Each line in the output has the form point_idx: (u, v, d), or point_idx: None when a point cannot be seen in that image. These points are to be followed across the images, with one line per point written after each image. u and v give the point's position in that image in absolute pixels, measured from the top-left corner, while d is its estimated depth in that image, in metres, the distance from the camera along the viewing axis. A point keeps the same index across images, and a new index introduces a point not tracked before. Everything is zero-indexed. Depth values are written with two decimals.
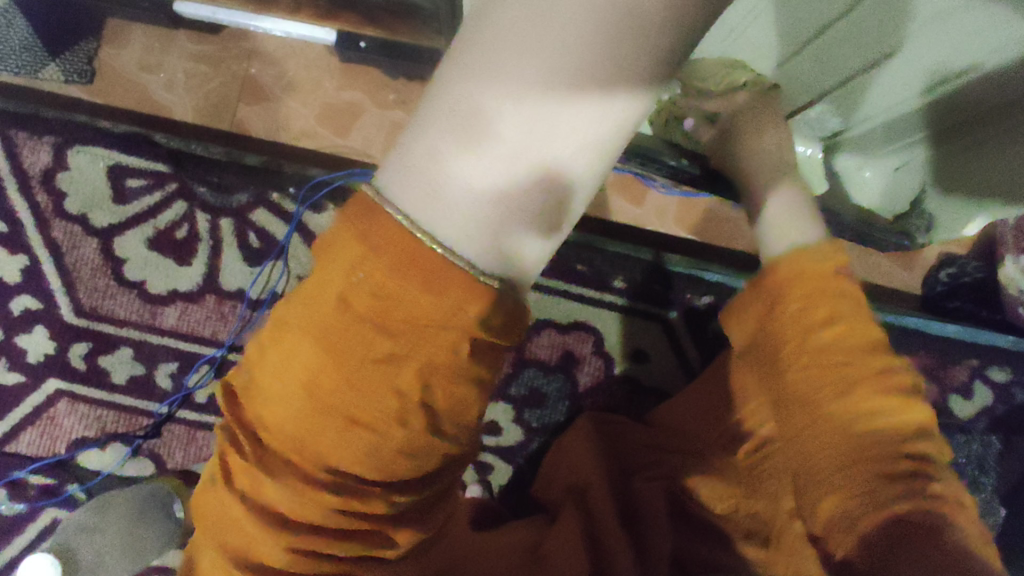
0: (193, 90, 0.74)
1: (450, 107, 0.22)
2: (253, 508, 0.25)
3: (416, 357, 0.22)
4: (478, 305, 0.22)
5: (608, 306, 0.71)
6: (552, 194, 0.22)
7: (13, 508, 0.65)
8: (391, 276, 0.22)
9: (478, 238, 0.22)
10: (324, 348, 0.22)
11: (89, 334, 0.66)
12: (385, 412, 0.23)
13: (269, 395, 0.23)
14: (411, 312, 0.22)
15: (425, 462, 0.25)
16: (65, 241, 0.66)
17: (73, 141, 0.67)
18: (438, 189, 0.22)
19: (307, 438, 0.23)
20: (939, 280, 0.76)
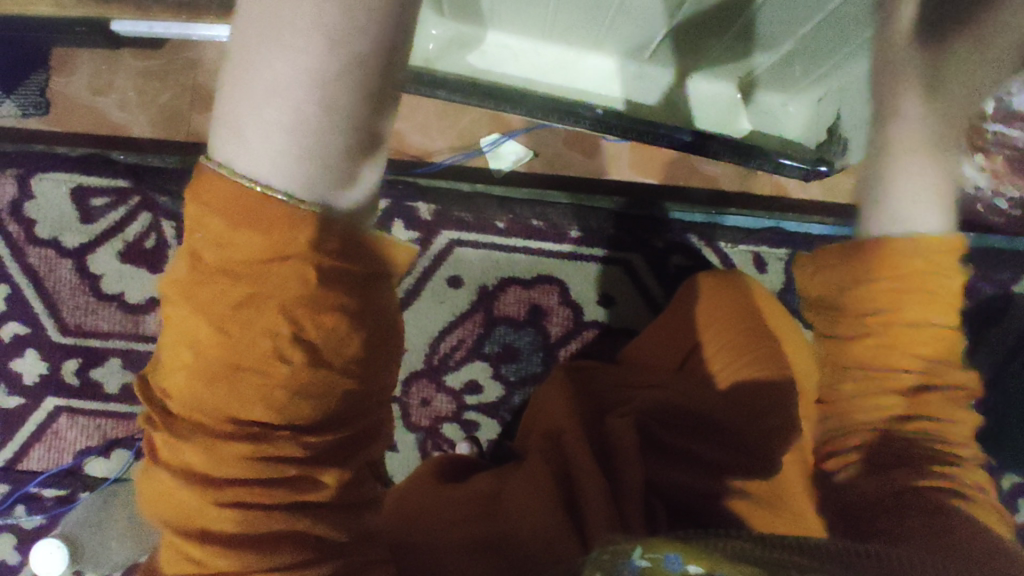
0: (146, 106, 0.77)
1: (234, 72, 0.23)
2: (175, 476, 0.27)
3: (271, 294, 0.25)
4: (314, 237, 0.25)
5: (569, 256, 0.73)
6: (347, 120, 0.23)
7: (31, 520, 0.68)
8: (226, 222, 0.25)
9: (288, 173, 0.24)
10: (198, 311, 0.26)
11: (78, 350, 0.70)
12: (260, 355, 0.26)
13: (167, 363, 0.27)
14: (252, 256, 0.25)
15: (322, 394, 0.27)
16: (41, 265, 0.69)
17: (34, 170, 0.69)
18: (243, 141, 0.24)
19: (203, 391, 0.26)
20: None
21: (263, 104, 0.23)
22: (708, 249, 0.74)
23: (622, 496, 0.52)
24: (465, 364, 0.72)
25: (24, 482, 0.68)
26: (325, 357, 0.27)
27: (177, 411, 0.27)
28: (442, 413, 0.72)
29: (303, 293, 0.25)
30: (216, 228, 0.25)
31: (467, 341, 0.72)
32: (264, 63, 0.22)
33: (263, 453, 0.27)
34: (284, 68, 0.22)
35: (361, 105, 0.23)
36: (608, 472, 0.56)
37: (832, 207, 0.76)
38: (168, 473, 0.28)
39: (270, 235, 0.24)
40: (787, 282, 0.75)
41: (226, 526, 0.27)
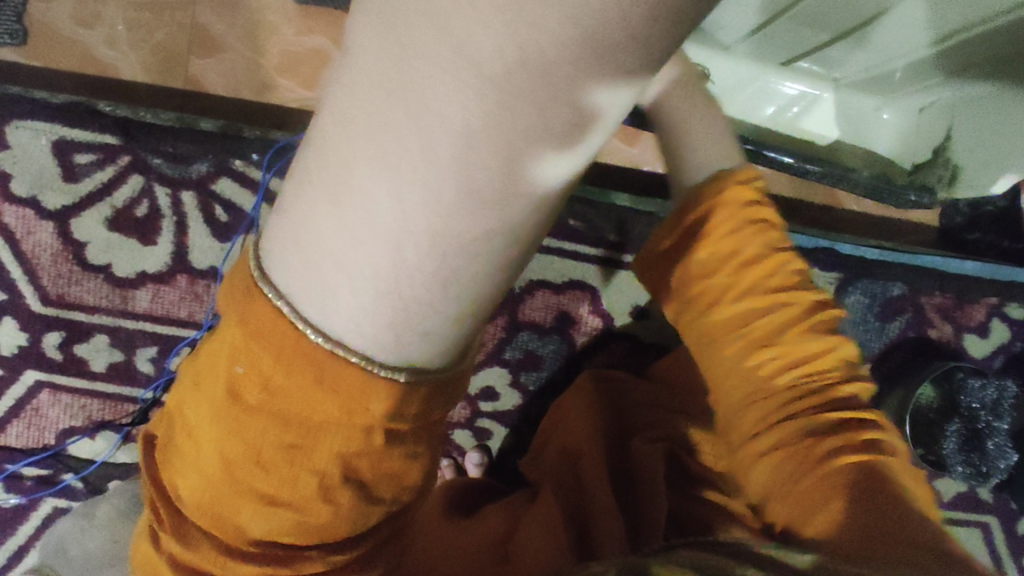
0: (138, 44, 0.67)
1: (317, 227, 0.20)
2: (182, 574, 0.25)
3: (322, 438, 0.23)
4: (391, 398, 0.22)
5: (604, 261, 0.66)
6: (456, 284, 0.20)
7: (12, 500, 0.64)
8: (278, 366, 0.22)
9: (373, 331, 0.21)
10: (230, 434, 0.23)
11: (61, 323, 0.63)
12: (304, 494, 0.23)
13: (182, 467, 0.24)
14: (307, 405, 0.22)
15: (364, 524, 0.26)
16: (19, 226, 0.62)
17: (10, 116, 0.61)
18: (320, 302, 0.21)
19: (227, 512, 0.24)
20: (958, 212, 0.71)
21: (355, 274, 0.20)
22: None
23: (639, 530, 0.49)
24: (484, 369, 0.66)
25: (2, 460, 0.64)
26: (374, 494, 0.25)
27: (192, 511, 0.25)
28: (454, 419, 0.67)
29: (363, 443, 0.23)
30: (264, 360, 0.22)
31: (488, 345, 0.66)
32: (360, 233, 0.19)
33: (285, 574, 0.25)
34: (391, 224, 0.19)
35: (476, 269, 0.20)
36: (628, 500, 0.53)
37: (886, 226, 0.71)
38: (172, 566, 0.26)
39: (336, 384, 0.22)
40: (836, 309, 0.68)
41: None
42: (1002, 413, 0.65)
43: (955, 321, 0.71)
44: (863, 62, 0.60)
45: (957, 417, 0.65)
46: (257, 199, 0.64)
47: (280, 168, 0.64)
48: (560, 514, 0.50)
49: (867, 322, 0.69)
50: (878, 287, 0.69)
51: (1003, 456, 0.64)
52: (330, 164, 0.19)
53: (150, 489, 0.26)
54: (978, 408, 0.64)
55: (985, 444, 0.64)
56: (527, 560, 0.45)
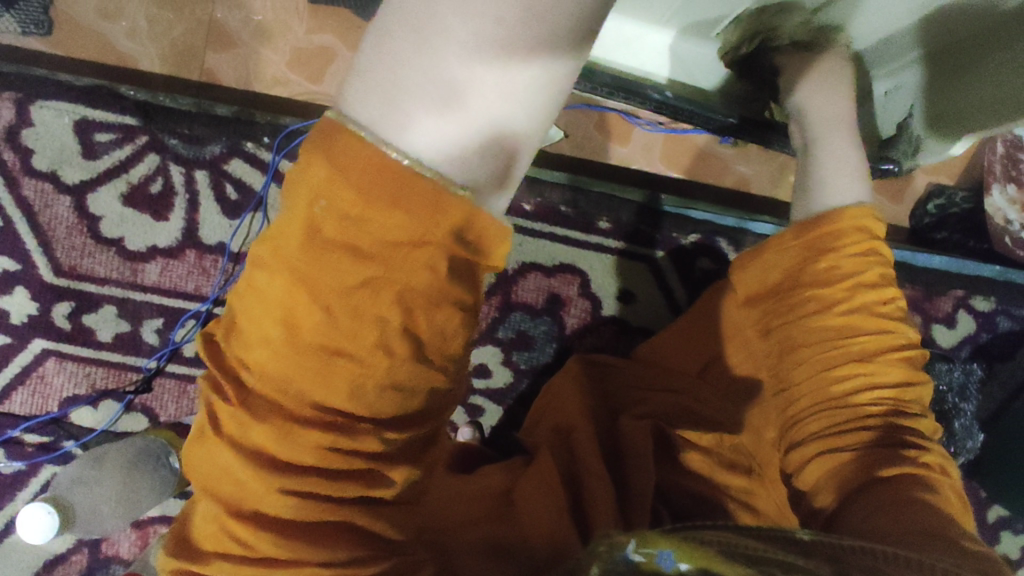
0: (158, 38, 0.68)
1: (396, 55, 0.25)
2: (242, 455, 0.29)
3: (391, 279, 0.26)
4: (460, 220, 0.25)
5: (595, 247, 0.70)
6: (514, 99, 0.25)
7: (12, 465, 0.66)
8: (358, 195, 0.25)
9: (443, 149, 0.25)
10: (301, 284, 0.26)
11: (71, 294, 0.66)
12: (365, 345, 0.26)
13: (249, 338, 0.27)
14: (386, 233, 0.25)
15: (414, 393, 0.29)
16: (37, 199, 0.65)
17: (34, 95, 0.64)
18: (390, 120, 0.25)
19: (290, 376, 0.27)
20: (927, 213, 0.75)
21: (427, 89, 0.25)
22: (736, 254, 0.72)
23: (628, 497, 0.51)
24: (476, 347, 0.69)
25: (3, 426, 0.65)
26: (427, 355, 0.28)
27: (253, 390, 0.28)
28: None
29: (431, 280, 0.26)
30: (348, 196, 0.25)
31: (482, 324, 0.69)
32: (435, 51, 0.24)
33: (343, 443, 0.28)
34: (466, 38, 0.24)
35: (531, 87, 0.25)
36: (618, 469, 0.54)
37: None
38: (232, 450, 0.29)
39: (413, 211, 0.25)
40: None
41: (284, 511, 0.29)
42: (968, 396, 0.69)
43: (924, 311, 0.75)
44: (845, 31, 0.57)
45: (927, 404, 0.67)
46: (266, 178, 0.67)
47: (288, 151, 0.68)
48: (556, 475, 0.51)
49: None
50: None
51: (969, 437, 0.68)
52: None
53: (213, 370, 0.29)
54: (947, 391, 0.67)
55: (953, 424, 0.67)
56: (529, 522, 0.47)
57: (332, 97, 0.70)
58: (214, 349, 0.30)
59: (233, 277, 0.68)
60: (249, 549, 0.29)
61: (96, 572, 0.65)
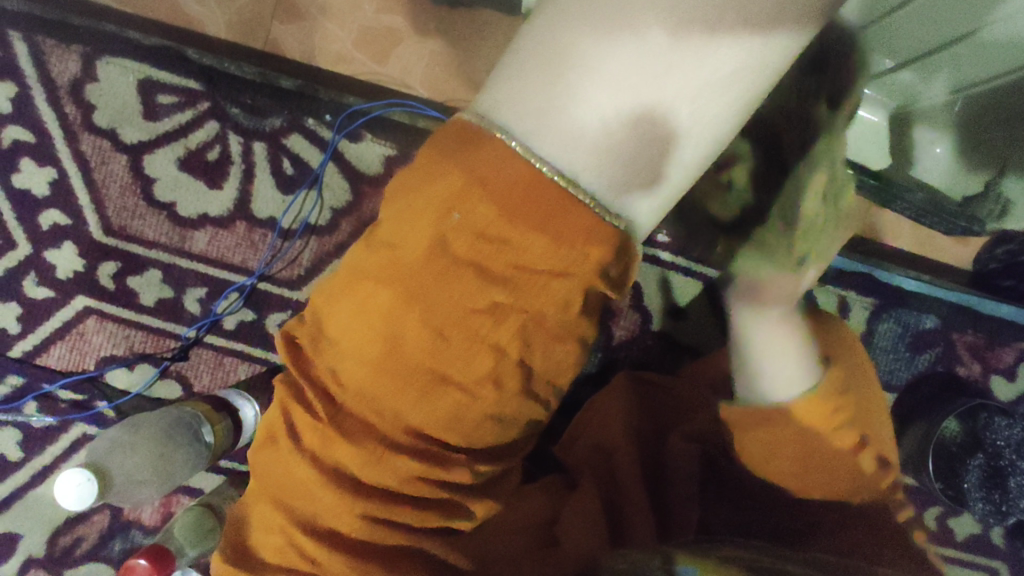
0: (227, 4, 0.66)
1: (551, 79, 0.27)
2: (329, 470, 0.31)
3: (520, 314, 0.29)
4: (603, 255, 0.28)
5: (650, 261, 0.68)
6: (668, 128, 0.27)
7: (43, 420, 0.65)
8: (501, 216, 0.28)
9: (593, 175, 0.28)
10: (425, 302, 0.28)
11: (118, 254, 0.65)
12: (478, 376, 0.29)
13: (351, 348, 0.29)
14: (524, 262, 0.28)
15: (506, 430, 0.32)
16: (93, 155, 0.64)
17: (103, 51, 0.64)
18: (570, 103, 0.27)
19: (398, 392, 0.29)
20: (993, 258, 0.70)
21: (619, 92, 0.26)
22: None
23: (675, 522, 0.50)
24: None
25: (40, 379, 0.65)
26: (533, 389, 0.31)
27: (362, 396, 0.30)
28: None
29: (561, 312, 0.29)
30: (490, 216, 0.28)
31: None
32: (642, 63, 0.26)
33: (436, 470, 0.32)
34: (631, 71, 0.26)
35: (688, 118, 0.27)
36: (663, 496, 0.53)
37: (928, 262, 0.71)
38: (315, 468, 0.31)
39: (562, 242, 0.28)
40: (866, 334, 0.70)
41: (360, 533, 0.32)
42: None
43: (985, 361, 0.71)
44: (929, 81, 0.57)
45: (981, 453, 0.65)
46: (323, 156, 0.66)
47: (350, 132, 0.66)
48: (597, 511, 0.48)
49: (897, 351, 0.70)
50: (912, 317, 0.70)
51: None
52: (576, 27, 0.26)
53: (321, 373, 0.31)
54: (1003, 446, 0.65)
55: (1007, 482, 0.64)
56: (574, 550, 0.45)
57: (393, 79, 0.68)
58: (298, 354, 0.32)
59: (281, 253, 0.66)
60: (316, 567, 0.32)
61: (115, 536, 0.65)
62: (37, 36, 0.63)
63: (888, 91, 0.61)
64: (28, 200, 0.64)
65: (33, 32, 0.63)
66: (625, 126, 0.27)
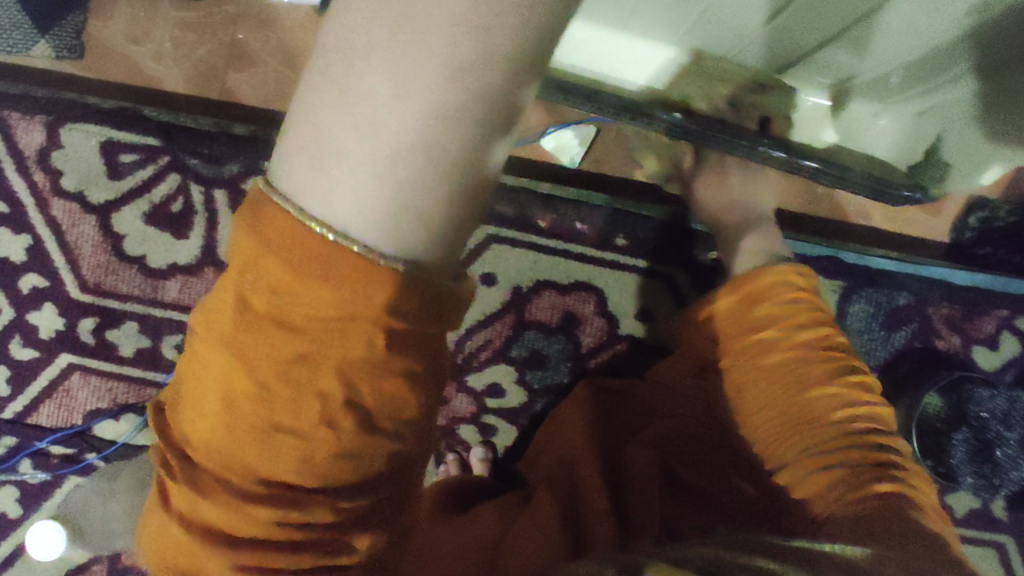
0: (181, 61, 0.69)
1: (317, 119, 0.24)
2: (193, 531, 0.26)
3: (331, 352, 0.24)
4: (389, 290, 0.24)
5: (611, 265, 0.69)
6: (442, 155, 0.23)
7: (37, 476, 0.68)
8: (286, 266, 0.23)
9: (369, 219, 0.23)
10: (237, 353, 0.24)
11: (95, 310, 0.68)
12: (307, 420, 0.25)
13: (186, 409, 0.26)
14: (318, 310, 0.24)
15: (365, 462, 0.26)
16: (64, 218, 0.67)
17: (65, 118, 0.67)
18: (328, 167, 0.23)
19: (230, 452, 0.25)
20: (967, 227, 0.69)
21: (377, 122, 0.23)
22: None
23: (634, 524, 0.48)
24: (489, 365, 0.69)
25: (32, 437, 0.67)
26: (376, 425, 0.26)
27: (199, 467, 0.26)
28: (459, 413, 0.69)
29: (373, 350, 0.24)
30: (268, 267, 0.24)
31: (495, 341, 0.68)
32: (393, 88, 0.22)
33: (295, 512, 0.26)
34: (384, 98, 0.22)
35: (461, 141, 0.23)
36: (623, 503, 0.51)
37: (894, 239, 0.70)
38: (179, 524, 0.27)
39: (351, 281, 0.23)
40: (837, 317, 0.69)
41: None
42: (1013, 423, 0.64)
43: (965, 332, 0.70)
44: (866, 59, 0.54)
45: (965, 426, 0.65)
46: None
47: None
48: (556, 519, 0.49)
49: (872, 331, 0.69)
50: (883, 296, 0.69)
51: (1014, 467, 0.63)
52: (333, 60, 0.23)
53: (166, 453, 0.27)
54: (988, 417, 0.64)
55: (994, 454, 0.64)
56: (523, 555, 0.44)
57: None
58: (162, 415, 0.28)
59: None
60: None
61: None
62: (3, 111, 0.66)
63: (827, 73, 0.58)
64: (7, 267, 0.67)
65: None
66: (389, 180, 0.23)
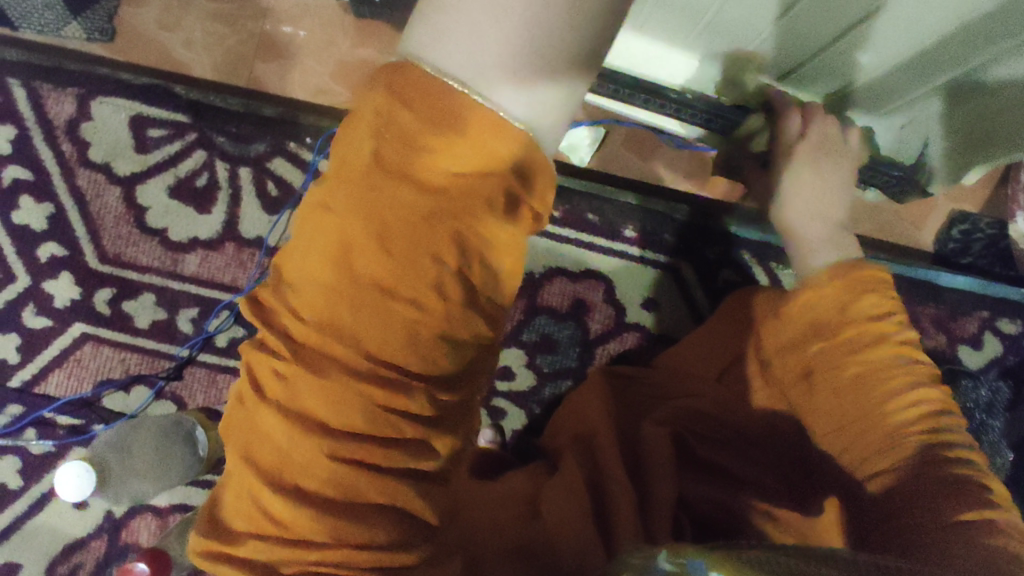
0: (212, 48, 0.71)
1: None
2: (290, 419, 0.26)
3: (454, 216, 0.25)
4: (517, 152, 0.25)
5: (619, 256, 0.72)
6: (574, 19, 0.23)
7: (42, 446, 0.67)
8: (421, 121, 0.24)
9: (500, 82, 0.24)
10: (363, 212, 0.24)
11: (113, 281, 0.68)
12: (421, 284, 0.25)
13: (300, 276, 0.25)
14: (455, 166, 0.24)
15: (458, 349, 0.27)
16: (89, 189, 0.68)
17: (96, 93, 0.68)
18: (456, 31, 0.24)
19: (343, 319, 0.25)
20: (951, 238, 0.75)
21: None
22: (758, 266, 0.73)
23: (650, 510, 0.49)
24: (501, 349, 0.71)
25: (39, 406, 0.67)
26: (476, 304, 0.27)
27: (309, 331, 0.25)
28: None
29: (490, 215, 0.25)
30: (404, 122, 0.24)
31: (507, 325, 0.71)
32: None
33: (398, 392, 0.26)
34: None
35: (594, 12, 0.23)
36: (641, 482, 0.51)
37: (883, 244, 0.74)
38: (279, 415, 0.26)
39: (478, 143, 0.24)
40: None
41: (317, 485, 0.27)
42: (995, 413, 0.69)
43: (950, 332, 0.75)
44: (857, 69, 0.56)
45: None
46: (305, 177, 0.70)
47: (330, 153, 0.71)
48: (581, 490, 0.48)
49: None
50: None
51: (999, 454, 0.66)
52: None
53: (259, 331, 0.27)
54: (972, 407, 0.67)
55: (981, 441, 0.66)
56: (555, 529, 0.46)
57: None
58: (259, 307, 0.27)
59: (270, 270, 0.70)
60: (285, 526, 0.27)
61: (117, 555, 0.67)
62: (35, 82, 0.67)
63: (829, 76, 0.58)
64: (27, 234, 0.68)
65: (31, 79, 0.68)
66: (532, 25, 0.23)
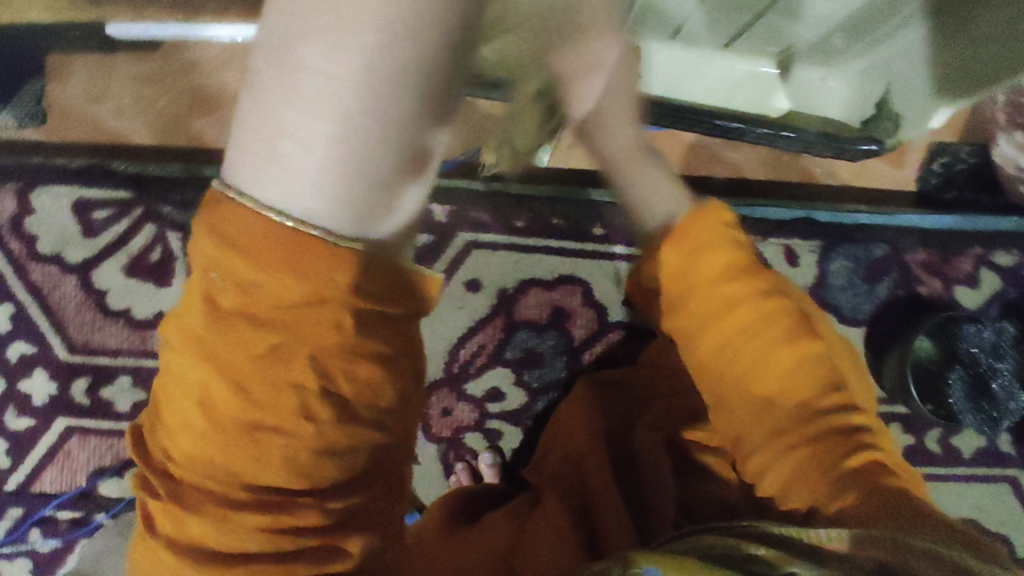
0: (145, 113, 0.69)
1: (256, 107, 0.22)
2: (180, 548, 0.26)
3: (303, 343, 0.25)
4: (350, 275, 0.25)
5: (592, 257, 0.70)
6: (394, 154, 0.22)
7: (48, 544, 0.67)
8: (250, 266, 0.24)
9: (327, 212, 0.23)
10: (209, 361, 0.25)
11: (87, 369, 0.67)
12: (284, 412, 0.25)
13: (170, 423, 0.26)
14: (284, 299, 0.25)
15: (345, 458, 0.27)
16: (45, 281, 0.67)
17: (35, 184, 0.67)
18: (266, 158, 0.22)
19: (218, 457, 0.26)
20: (933, 173, 0.72)
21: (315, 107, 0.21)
22: None
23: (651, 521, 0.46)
24: (485, 371, 0.69)
25: (37, 505, 0.67)
26: (355, 412, 0.27)
27: (188, 472, 0.26)
28: (464, 422, 0.69)
29: (339, 336, 0.26)
30: (237, 267, 0.25)
31: (488, 346, 0.69)
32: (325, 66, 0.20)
33: (282, 514, 0.26)
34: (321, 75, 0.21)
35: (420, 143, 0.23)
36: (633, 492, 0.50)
37: (865, 193, 0.72)
38: (172, 547, 0.27)
39: (302, 271, 0.24)
40: (819, 278, 0.70)
41: None
42: (1004, 354, 0.66)
43: (944, 274, 0.72)
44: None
45: (960, 364, 0.66)
46: None
47: None
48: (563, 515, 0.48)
49: (855, 286, 0.71)
50: (861, 249, 0.71)
51: (1012, 398, 0.65)
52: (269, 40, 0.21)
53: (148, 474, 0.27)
54: (978, 352, 0.66)
55: (991, 387, 0.65)
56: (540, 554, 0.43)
57: None
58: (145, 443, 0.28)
59: None
60: None
61: None
62: None
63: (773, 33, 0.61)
64: None
65: None
66: (362, 148, 0.22)
